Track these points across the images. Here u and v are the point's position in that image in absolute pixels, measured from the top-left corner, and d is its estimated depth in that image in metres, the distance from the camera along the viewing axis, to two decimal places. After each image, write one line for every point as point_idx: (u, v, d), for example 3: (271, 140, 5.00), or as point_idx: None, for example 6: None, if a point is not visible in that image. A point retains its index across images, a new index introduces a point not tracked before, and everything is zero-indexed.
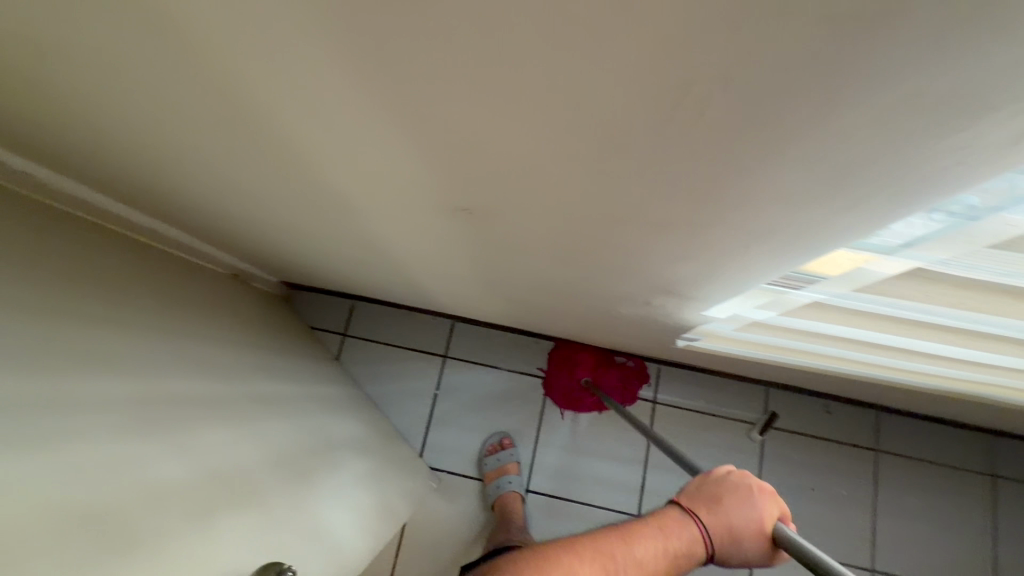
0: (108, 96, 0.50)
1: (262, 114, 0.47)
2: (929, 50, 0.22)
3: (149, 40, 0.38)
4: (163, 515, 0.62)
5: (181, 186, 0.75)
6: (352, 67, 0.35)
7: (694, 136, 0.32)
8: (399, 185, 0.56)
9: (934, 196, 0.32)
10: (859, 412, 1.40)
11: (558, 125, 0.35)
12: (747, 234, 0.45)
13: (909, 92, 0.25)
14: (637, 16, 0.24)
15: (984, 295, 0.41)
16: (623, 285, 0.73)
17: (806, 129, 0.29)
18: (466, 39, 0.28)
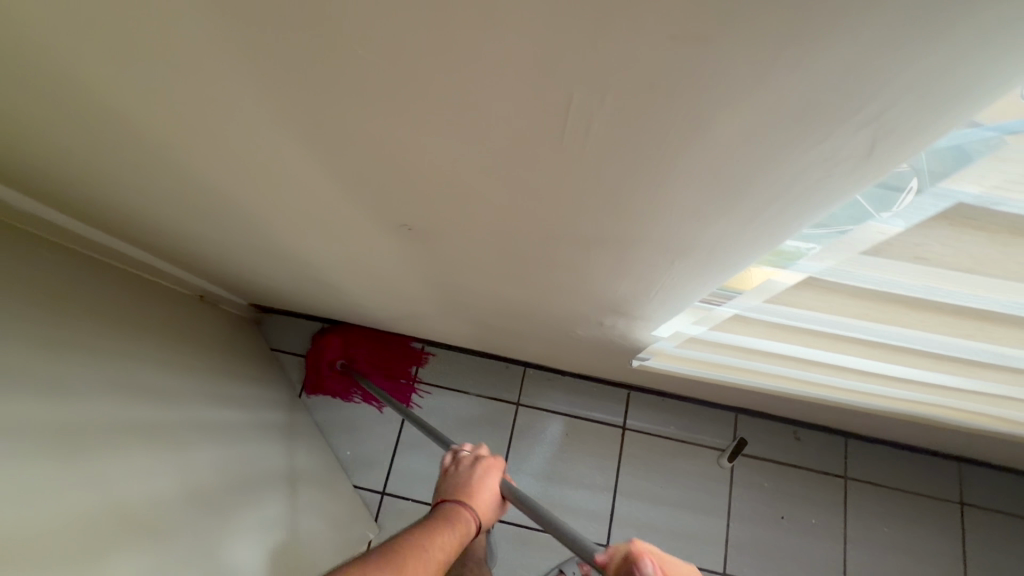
0: (38, 119, 0.52)
1: (182, 128, 0.46)
2: (734, 68, 0.24)
3: (60, 63, 0.40)
4: (53, 549, 0.59)
5: (124, 207, 0.76)
6: (252, 88, 0.37)
7: (574, 149, 0.34)
8: (332, 203, 0.57)
9: (813, 206, 0.33)
10: (829, 438, 1.40)
11: (455, 141, 0.36)
12: (661, 245, 0.45)
13: (738, 104, 0.27)
14: (480, 35, 0.25)
15: (886, 303, 0.42)
16: (571, 305, 0.74)
17: (669, 139, 0.31)
18: (339, 57, 0.30)
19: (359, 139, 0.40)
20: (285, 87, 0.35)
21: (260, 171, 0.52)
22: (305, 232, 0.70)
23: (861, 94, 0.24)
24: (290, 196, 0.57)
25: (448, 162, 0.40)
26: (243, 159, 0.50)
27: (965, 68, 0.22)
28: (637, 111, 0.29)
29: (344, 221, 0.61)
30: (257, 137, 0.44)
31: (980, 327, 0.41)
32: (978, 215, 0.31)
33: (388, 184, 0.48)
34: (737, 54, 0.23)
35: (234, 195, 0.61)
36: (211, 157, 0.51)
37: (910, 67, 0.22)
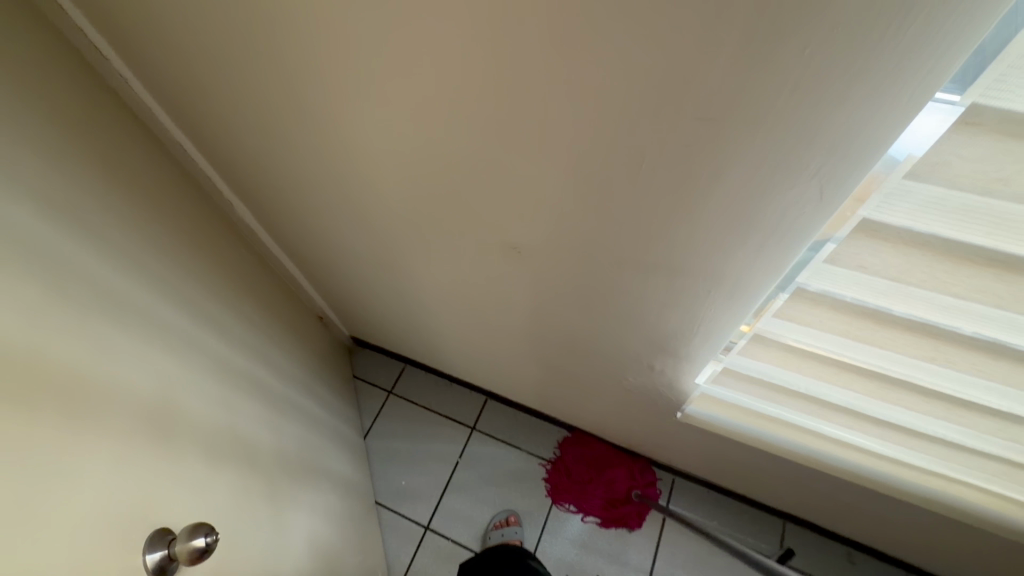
0: (290, 147, 0.81)
1: (384, 162, 0.72)
2: (731, 124, 0.43)
3: (329, 109, 0.68)
4: (190, 435, 0.75)
5: (301, 223, 1.05)
6: (442, 131, 0.61)
7: (636, 178, 0.53)
8: (457, 226, 0.79)
9: (795, 236, 0.49)
10: (887, 570, 1.32)
11: (559, 170, 0.58)
12: (699, 273, 0.61)
13: (735, 148, 0.45)
14: (585, 99, 0.47)
15: (860, 321, 0.55)
16: (626, 344, 0.89)
17: (700, 174, 0.49)
18: (501, 110, 0.54)
19: (497, 173, 0.63)
20: (465, 129, 0.59)
21: (417, 196, 0.77)
22: (428, 260, 0.94)
23: (808, 150, 0.42)
24: (430, 220, 0.81)
25: (552, 190, 0.62)
26: (411, 186, 0.75)
27: (857, 140, 0.39)
28: (678, 154, 0.48)
29: (462, 247, 0.84)
30: (430, 166, 0.68)
31: (937, 350, 0.53)
32: (890, 237, 0.45)
33: (504, 208, 0.69)
34: (728, 115, 0.43)
35: (391, 220, 0.87)
36: (390, 183, 0.77)
37: (826, 139, 0.40)
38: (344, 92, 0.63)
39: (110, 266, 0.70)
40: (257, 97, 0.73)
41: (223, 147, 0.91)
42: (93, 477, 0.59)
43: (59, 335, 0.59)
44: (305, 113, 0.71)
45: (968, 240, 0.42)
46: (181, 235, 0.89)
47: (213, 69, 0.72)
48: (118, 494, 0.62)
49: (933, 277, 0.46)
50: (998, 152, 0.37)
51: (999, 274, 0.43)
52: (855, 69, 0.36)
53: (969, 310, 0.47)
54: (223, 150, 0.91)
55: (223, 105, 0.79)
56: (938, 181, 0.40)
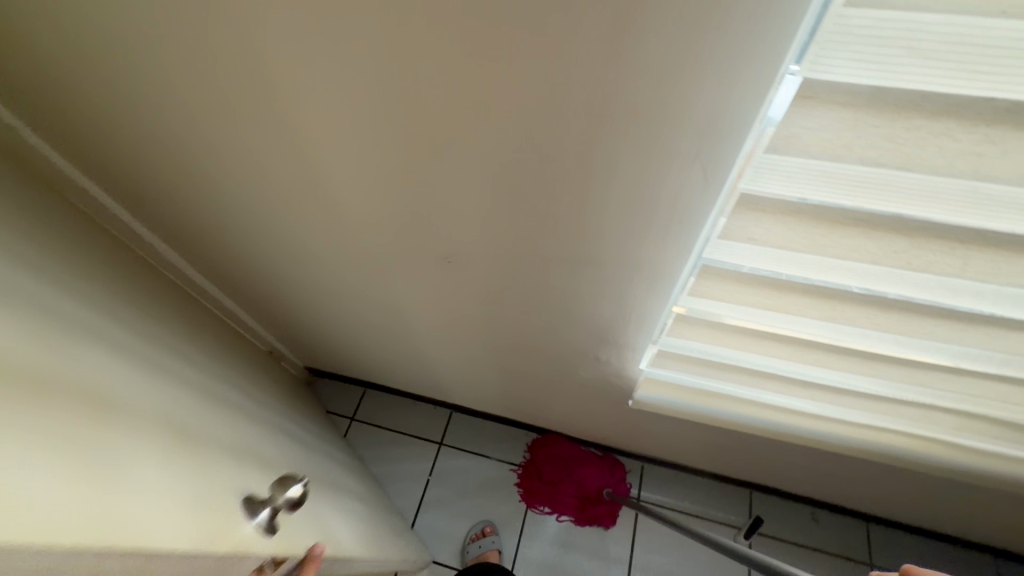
0: (198, 181, 0.77)
1: (297, 189, 0.71)
2: (610, 115, 0.45)
3: (225, 140, 0.65)
4: (236, 458, 0.60)
5: (228, 260, 1.00)
6: (342, 150, 0.61)
7: (538, 175, 0.55)
8: (381, 243, 0.78)
9: (692, 215, 0.51)
10: (848, 522, 1.39)
11: (465, 176, 0.58)
12: (618, 260, 0.63)
13: (619, 137, 0.47)
14: (469, 102, 0.48)
15: (763, 290, 0.58)
16: (569, 338, 0.90)
17: (596, 167, 0.51)
18: (394, 123, 0.54)
19: (410, 188, 0.63)
20: (365, 144, 0.58)
21: (336, 218, 0.75)
22: (365, 281, 0.92)
23: (683, 133, 0.44)
24: (355, 240, 0.79)
25: (463, 196, 0.62)
26: (327, 207, 0.73)
27: (723, 121, 0.41)
28: (569, 149, 0.50)
29: (394, 263, 0.83)
30: (341, 186, 0.67)
31: (836, 308, 0.56)
32: (768, 209, 0.48)
33: (423, 218, 0.69)
34: (606, 107, 0.44)
35: (320, 246, 0.85)
36: (306, 207, 0.74)
37: (698, 123, 0.43)
38: (236, 121, 0.61)
39: (72, 295, 0.57)
40: (152, 134, 0.69)
41: (129, 193, 0.85)
42: (148, 499, 0.43)
43: (41, 349, 0.44)
44: (205, 150, 0.69)
45: (834, 204, 0.44)
46: (127, 277, 0.81)
47: (96, 111, 0.67)
48: (188, 519, 0.46)
49: (813, 241, 0.49)
50: (838, 120, 0.39)
51: (868, 233, 0.46)
52: (707, 57, 0.38)
53: (852, 269, 0.50)
54: (133, 195, 0.85)
55: (120, 149, 0.74)
56: (795, 152, 0.42)
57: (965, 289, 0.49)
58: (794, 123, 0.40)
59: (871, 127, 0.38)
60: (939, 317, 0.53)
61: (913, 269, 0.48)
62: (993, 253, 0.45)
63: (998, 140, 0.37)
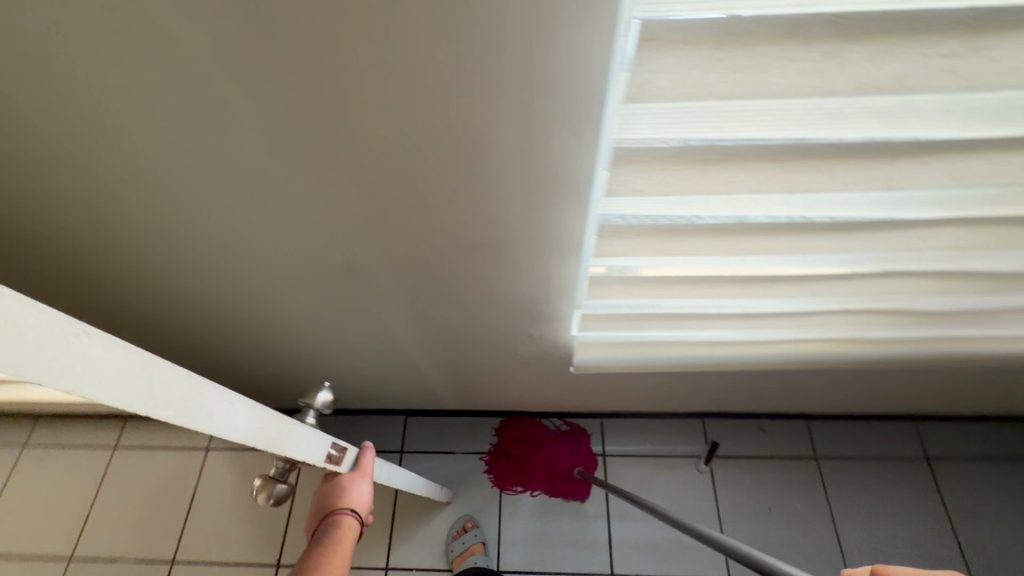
0: (38, 234, 0.66)
1: (156, 228, 0.63)
2: (466, 91, 0.42)
3: (48, 184, 0.56)
4: None
5: (110, 314, 0.89)
6: (187, 176, 0.53)
7: (412, 167, 0.51)
8: (270, 267, 0.71)
9: (577, 177, 0.50)
10: (791, 425, 1.50)
11: (334, 180, 0.53)
12: (520, 235, 0.61)
13: (481, 113, 0.44)
14: (310, 98, 0.43)
15: (660, 238, 0.58)
16: (496, 320, 0.88)
17: (468, 147, 0.48)
18: (235, 135, 0.48)
19: (280, 205, 0.57)
20: (210, 165, 0.51)
21: (210, 249, 0.67)
22: (268, 309, 0.85)
23: (544, 98, 0.42)
24: (240, 269, 0.72)
25: (340, 203, 0.57)
26: (197, 240, 0.65)
27: (579, 78, 0.39)
28: (434, 134, 0.46)
29: (292, 285, 0.76)
30: (203, 216, 0.60)
31: (733, 238, 0.57)
32: (644, 158, 0.47)
33: (306, 233, 0.63)
34: (458, 84, 0.41)
35: (206, 283, 0.77)
36: (174, 243, 0.66)
37: (556, 85, 0.40)
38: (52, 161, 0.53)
39: None
40: None
41: None
42: None
43: None
44: (28, 200, 0.59)
45: (702, 143, 0.43)
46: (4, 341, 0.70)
47: None
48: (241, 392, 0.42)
49: (696, 182, 0.48)
50: (681, 59, 0.37)
51: (741, 166, 0.46)
52: (545, 14, 0.35)
53: (741, 200, 0.50)
54: None
55: None
56: (653, 98, 0.40)
57: (841, 200, 0.50)
58: (646, 68, 0.38)
59: (715, 62, 0.37)
60: (822, 229, 0.55)
61: (792, 190, 0.49)
62: (856, 164, 0.46)
63: (834, 57, 0.36)
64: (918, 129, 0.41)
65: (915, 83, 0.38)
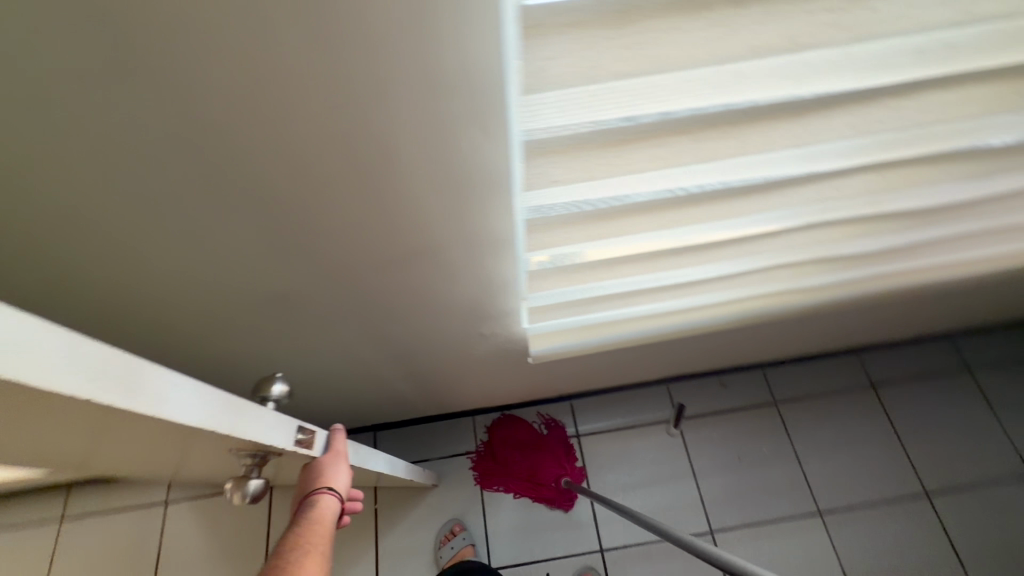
0: None
1: (46, 285, 0.57)
2: (359, 100, 0.39)
3: None
4: None
5: None
6: (64, 220, 0.48)
7: (321, 183, 0.47)
8: (188, 307, 0.66)
9: (497, 174, 0.48)
10: (748, 376, 1.56)
11: (238, 207, 0.49)
12: (451, 237, 0.59)
13: (381, 120, 0.41)
14: (186, 123, 0.39)
15: (590, 222, 0.57)
16: (444, 325, 0.85)
17: (375, 156, 0.45)
18: (110, 171, 0.43)
19: (184, 239, 0.53)
20: (91, 206, 0.46)
21: (112, 297, 0.61)
22: (195, 354, 0.79)
23: (444, 99, 0.39)
24: (155, 314, 0.66)
25: (252, 228, 0.53)
26: (96, 290, 0.59)
27: (475, 75, 0.37)
28: (337, 147, 0.43)
29: (217, 323, 0.71)
30: (96, 261, 0.54)
31: (660, 211, 0.56)
32: (558, 148, 0.45)
33: (219, 266, 0.58)
34: (349, 93, 0.38)
35: (115, 335, 0.70)
36: (67, 295, 0.59)
37: (453, 84, 0.38)
38: None
39: None
40: None
41: None
42: None
43: None
44: None
45: (612, 124, 0.41)
46: None
47: None
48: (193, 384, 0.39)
49: (613, 164, 0.47)
50: (575, 41, 0.36)
51: (654, 143, 0.46)
52: (426, 14, 0.33)
53: (665, 174, 0.49)
54: None
55: None
56: (552, 87, 0.39)
57: (758, 162, 0.50)
58: (538, 55, 0.37)
59: (607, 42, 0.36)
60: (743, 193, 0.55)
61: (710, 161, 0.49)
62: (764, 127, 0.46)
63: (724, 23, 0.36)
64: (815, 85, 0.41)
65: (806, 39, 0.38)
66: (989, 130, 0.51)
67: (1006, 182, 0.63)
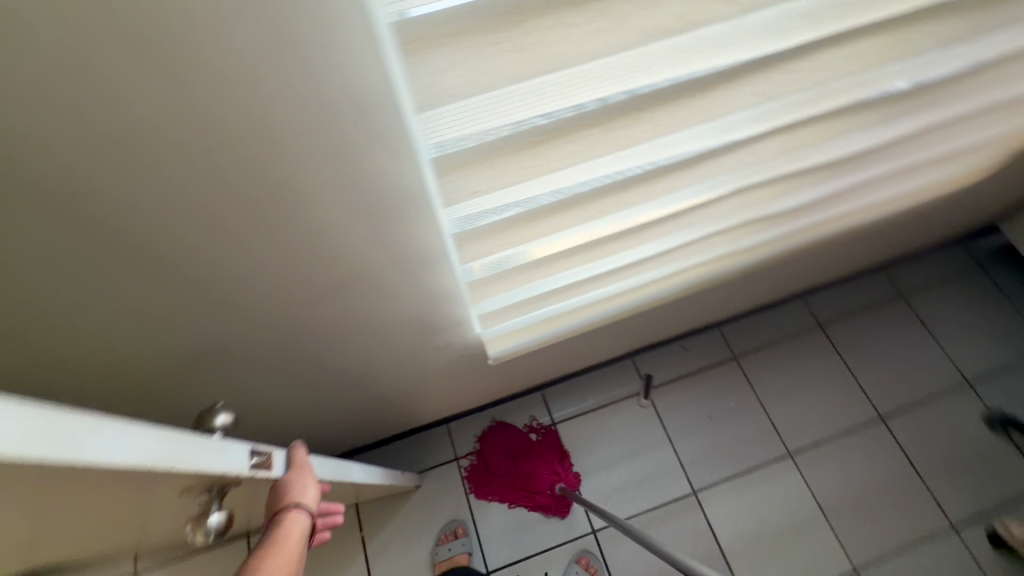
0: None
1: None
2: (243, 136, 0.36)
3: None
4: None
5: None
6: None
7: (224, 227, 0.44)
8: (109, 383, 0.60)
9: (412, 189, 0.46)
10: (707, 336, 1.61)
11: (138, 267, 0.45)
12: (380, 256, 0.56)
13: (273, 153, 0.38)
14: (50, 190, 0.35)
15: (520, 225, 0.56)
16: (396, 345, 0.82)
17: (277, 190, 0.42)
18: None
19: (83, 309, 0.48)
20: None
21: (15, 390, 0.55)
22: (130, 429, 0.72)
23: (336, 122, 0.37)
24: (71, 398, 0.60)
25: (161, 286, 0.49)
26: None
27: (363, 93, 0.35)
28: (232, 188, 0.40)
29: (147, 393, 0.65)
30: None
31: (588, 202, 0.55)
32: (470, 159, 0.43)
33: (132, 330, 0.54)
34: (230, 131, 0.35)
35: None
36: None
37: (341, 105, 0.36)
38: None
39: None
40: None
41: None
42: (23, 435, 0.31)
43: None
44: None
45: (518, 129, 0.40)
46: None
47: None
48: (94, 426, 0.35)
49: (531, 165, 0.46)
50: (460, 53, 0.33)
51: (566, 140, 0.44)
52: (292, 38, 0.30)
53: (590, 167, 0.48)
54: None
55: None
56: (449, 100, 0.37)
57: (672, 141, 0.49)
58: (425, 69, 0.35)
59: (494, 47, 0.34)
60: (665, 173, 0.55)
61: (626, 147, 0.48)
62: (671, 108, 0.45)
63: (610, 13, 0.34)
64: (714, 59, 0.41)
65: (694, 17, 0.37)
66: (883, 80, 0.53)
67: (905, 125, 0.66)
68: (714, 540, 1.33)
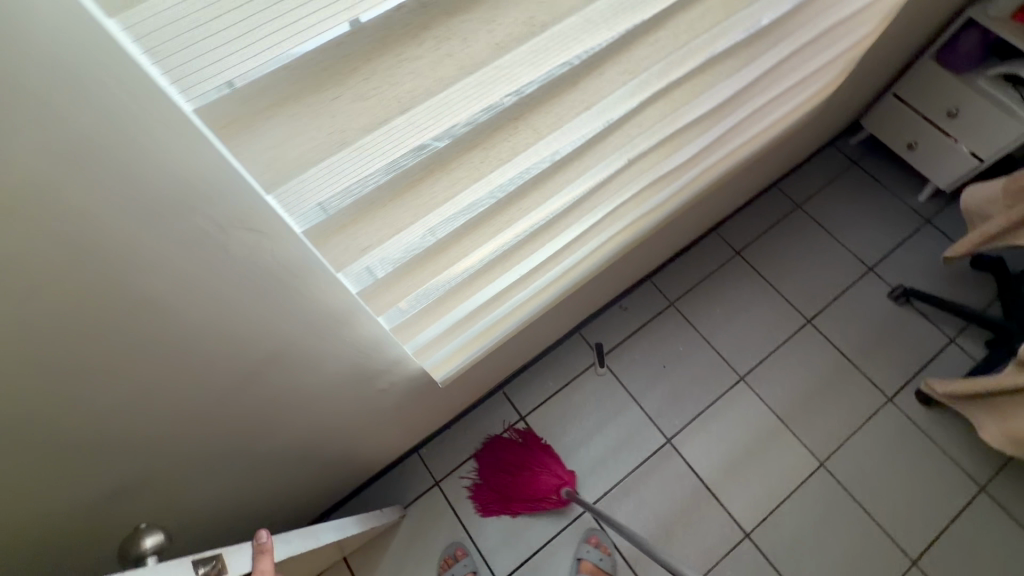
0: None
1: None
2: (68, 263, 0.31)
3: None
4: None
5: None
6: None
7: (87, 362, 0.38)
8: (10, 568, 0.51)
9: (295, 257, 0.41)
10: (642, 291, 1.65)
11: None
12: (287, 330, 0.51)
13: (114, 268, 0.33)
14: None
15: (429, 259, 0.52)
16: (335, 404, 0.76)
17: (137, 304, 0.37)
18: None
19: None
20: None
21: None
22: None
23: (178, 217, 0.32)
24: None
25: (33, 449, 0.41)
26: None
27: (199, 180, 0.31)
28: (76, 320, 0.34)
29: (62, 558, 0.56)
30: None
31: (490, 216, 0.53)
32: (351, 215, 0.39)
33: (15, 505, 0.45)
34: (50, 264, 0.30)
35: None
36: None
37: (179, 198, 0.31)
38: None
39: None
40: None
41: None
42: None
43: None
44: None
45: (390, 172, 0.36)
46: None
47: None
48: None
49: (420, 202, 0.42)
50: (296, 118, 0.29)
51: (448, 168, 0.41)
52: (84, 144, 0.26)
53: (484, 185, 0.46)
54: None
55: None
56: (305, 166, 0.32)
57: (556, 137, 0.48)
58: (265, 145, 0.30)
59: (335, 101, 0.30)
60: (559, 167, 0.54)
61: (514, 157, 0.46)
62: (546, 108, 0.43)
63: (451, 36, 0.31)
64: (574, 50, 0.39)
65: (543, 18, 0.35)
66: (735, 27, 0.54)
67: (763, 63, 0.68)
68: (696, 477, 1.40)
